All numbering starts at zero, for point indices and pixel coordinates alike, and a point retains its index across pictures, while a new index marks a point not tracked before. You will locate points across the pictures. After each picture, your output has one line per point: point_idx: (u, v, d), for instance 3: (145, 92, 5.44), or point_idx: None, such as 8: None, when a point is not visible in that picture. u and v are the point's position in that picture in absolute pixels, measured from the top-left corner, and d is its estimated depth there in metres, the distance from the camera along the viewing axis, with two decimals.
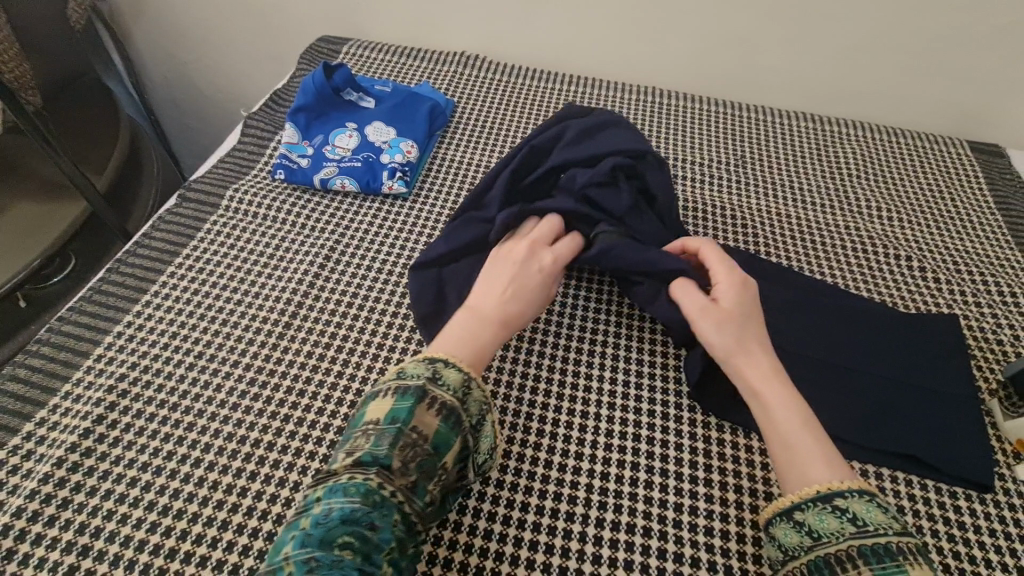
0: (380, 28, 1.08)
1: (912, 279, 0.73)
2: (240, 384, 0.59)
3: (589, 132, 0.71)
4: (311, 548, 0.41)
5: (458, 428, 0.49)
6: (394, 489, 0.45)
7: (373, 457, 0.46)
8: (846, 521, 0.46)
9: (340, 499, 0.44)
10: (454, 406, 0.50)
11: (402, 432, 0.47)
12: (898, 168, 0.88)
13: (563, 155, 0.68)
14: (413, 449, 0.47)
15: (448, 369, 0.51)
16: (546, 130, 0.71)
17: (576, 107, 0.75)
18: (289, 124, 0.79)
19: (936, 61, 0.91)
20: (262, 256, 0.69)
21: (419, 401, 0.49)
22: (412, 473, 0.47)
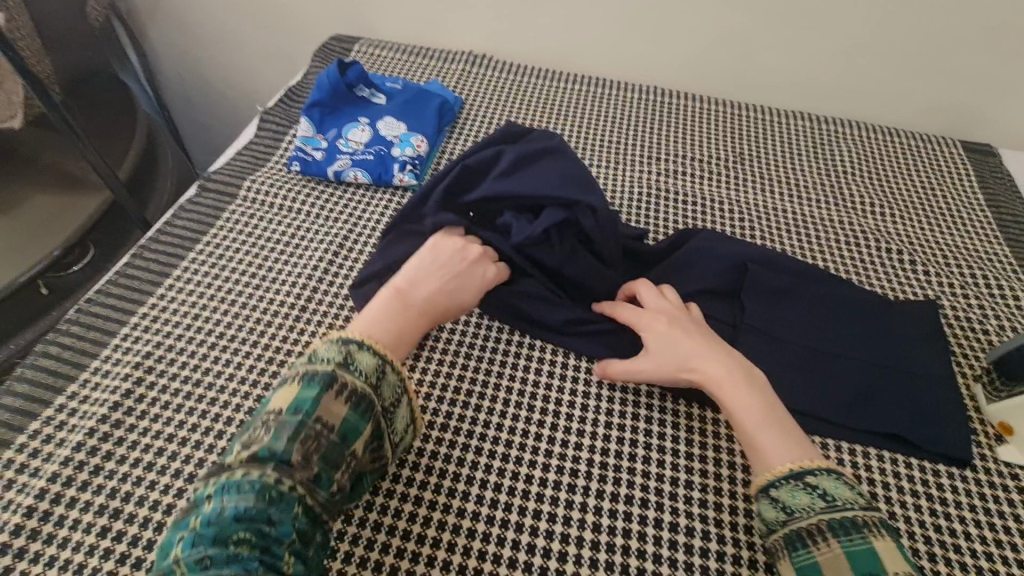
0: (390, 28, 1.11)
1: (901, 270, 0.76)
2: (260, 363, 0.62)
3: (525, 160, 0.67)
4: (204, 547, 0.39)
5: (368, 414, 0.48)
6: (293, 484, 0.43)
7: (270, 451, 0.43)
8: (816, 497, 0.48)
9: (233, 498, 0.41)
10: (363, 391, 0.48)
11: (304, 424, 0.45)
12: (891, 165, 0.91)
13: (499, 174, 0.66)
14: (318, 440, 0.45)
15: (362, 353, 0.50)
16: (487, 147, 0.69)
17: (517, 126, 0.71)
18: (304, 118, 0.83)
19: (929, 62, 0.94)
20: (279, 243, 0.73)
21: (327, 388, 0.47)
22: (316, 466, 0.44)
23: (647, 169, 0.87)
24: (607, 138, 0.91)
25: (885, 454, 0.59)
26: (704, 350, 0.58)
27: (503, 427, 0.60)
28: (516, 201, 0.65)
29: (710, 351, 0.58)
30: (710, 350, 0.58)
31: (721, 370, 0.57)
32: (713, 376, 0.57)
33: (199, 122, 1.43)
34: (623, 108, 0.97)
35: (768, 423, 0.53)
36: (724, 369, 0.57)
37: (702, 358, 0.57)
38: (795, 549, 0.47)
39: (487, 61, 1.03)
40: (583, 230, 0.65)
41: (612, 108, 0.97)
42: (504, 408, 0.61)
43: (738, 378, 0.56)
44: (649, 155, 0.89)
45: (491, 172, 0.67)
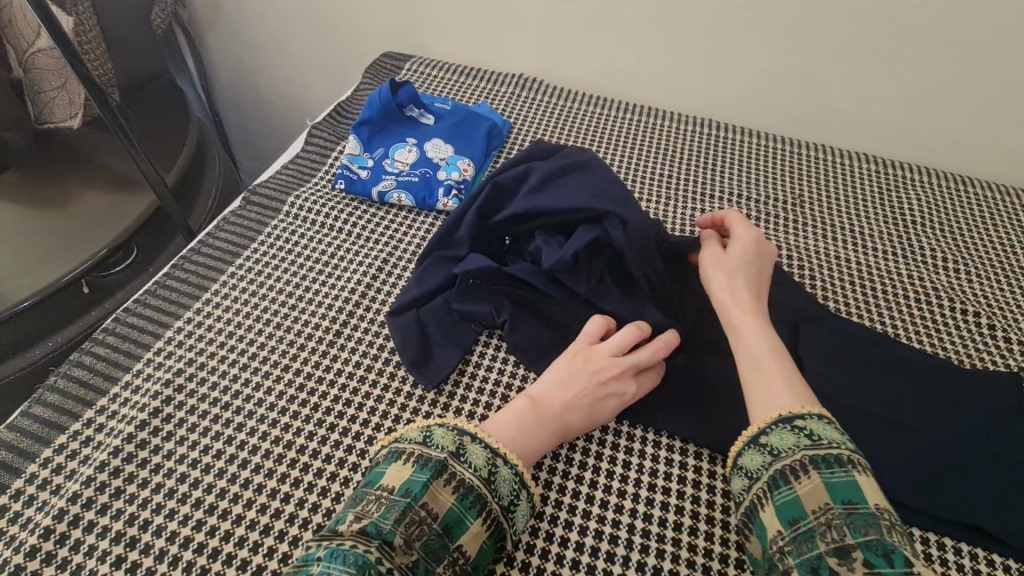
0: (443, 48, 1.11)
1: (978, 334, 0.69)
2: (290, 388, 0.59)
3: (557, 176, 0.65)
4: None
5: (476, 509, 0.47)
6: (392, 567, 0.42)
7: (378, 527, 0.43)
8: (802, 436, 0.48)
9: (338, 568, 0.40)
10: (472, 482, 0.48)
11: (411, 507, 0.45)
12: (966, 218, 0.84)
13: (530, 192, 0.63)
14: (420, 527, 0.45)
15: (473, 445, 0.50)
16: (514, 165, 0.67)
17: (545, 144, 0.69)
18: (352, 136, 0.81)
19: (1013, 111, 0.88)
20: (318, 263, 0.71)
21: (437, 475, 0.47)
22: (416, 552, 0.44)
23: (699, 206, 0.83)
24: (657, 171, 0.88)
25: (959, 544, 0.53)
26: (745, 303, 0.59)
27: (540, 479, 0.56)
28: (545, 223, 0.63)
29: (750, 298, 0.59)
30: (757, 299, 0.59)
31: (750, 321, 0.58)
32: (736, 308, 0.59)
33: (245, 130, 1.44)
34: (676, 141, 0.93)
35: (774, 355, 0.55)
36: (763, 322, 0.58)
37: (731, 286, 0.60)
38: (778, 485, 0.46)
39: (536, 86, 1.01)
40: (615, 250, 0.61)
41: (666, 140, 0.93)
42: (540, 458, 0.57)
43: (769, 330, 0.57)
44: (702, 192, 0.85)
45: (521, 189, 0.65)
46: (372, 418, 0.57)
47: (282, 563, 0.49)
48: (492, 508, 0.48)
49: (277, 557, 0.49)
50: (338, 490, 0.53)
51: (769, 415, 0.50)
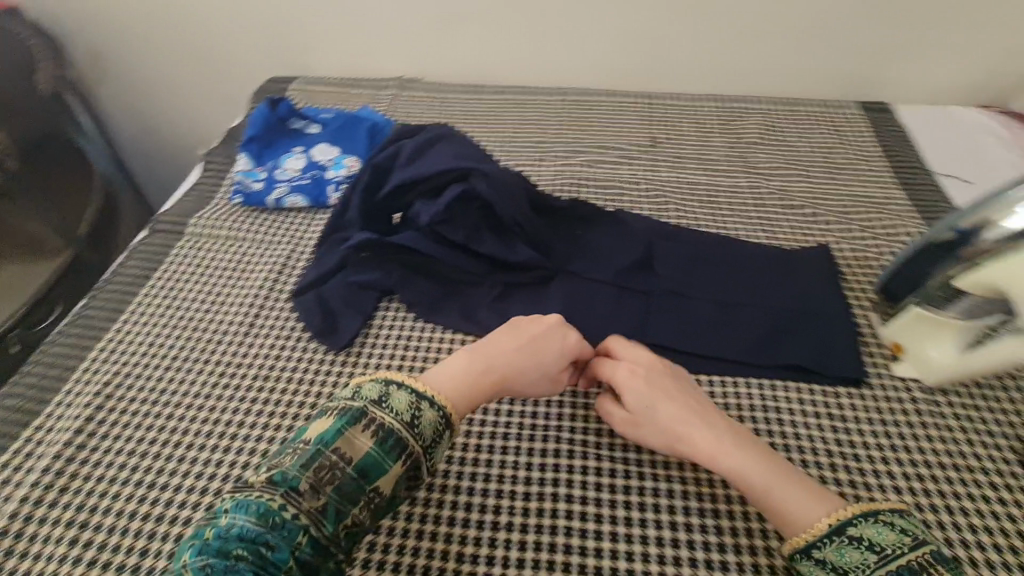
0: (326, 66, 1.19)
1: (803, 222, 0.82)
2: (215, 376, 0.67)
3: (425, 150, 0.72)
4: (207, 555, 0.40)
5: (394, 453, 0.46)
6: (298, 513, 0.43)
7: (284, 475, 0.44)
8: (867, 552, 0.43)
9: (242, 516, 0.42)
10: (391, 425, 0.47)
11: (320, 454, 0.45)
12: (793, 132, 0.98)
13: (403, 165, 0.71)
14: (331, 472, 0.45)
15: (397, 393, 0.49)
16: (388, 147, 0.74)
17: (413, 125, 0.77)
18: (242, 154, 0.88)
19: (816, 36, 1.03)
20: (226, 269, 0.77)
21: (355, 422, 0.47)
22: (326, 497, 0.44)
23: (568, 161, 0.94)
24: (530, 140, 0.98)
25: (791, 383, 0.64)
26: (683, 412, 0.54)
27: None
28: (420, 192, 0.71)
29: (675, 407, 0.55)
30: (699, 415, 0.54)
31: (699, 424, 0.53)
32: (702, 444, 0.52)
33: (157, 177, 1.48)
34: (544, 111, 1.04)
35: (775, 476, 0.50)
36: (702, 411, 0.55)
37: (685, 427, 0.53)
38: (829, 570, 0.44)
39: (415, 86, 1.11)
40: (484, 201, 0.70)
41: (535, 112, 1.04)
42: None
43: (741, 442, 0.52)
44: (570, 150, 0.96)
45: (395, 167, 0.72)
46: (289, 386, 0.65)
47: None
48: (414, 451, 0.47)
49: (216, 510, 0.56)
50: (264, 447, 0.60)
51: (816, 527, 0.46)
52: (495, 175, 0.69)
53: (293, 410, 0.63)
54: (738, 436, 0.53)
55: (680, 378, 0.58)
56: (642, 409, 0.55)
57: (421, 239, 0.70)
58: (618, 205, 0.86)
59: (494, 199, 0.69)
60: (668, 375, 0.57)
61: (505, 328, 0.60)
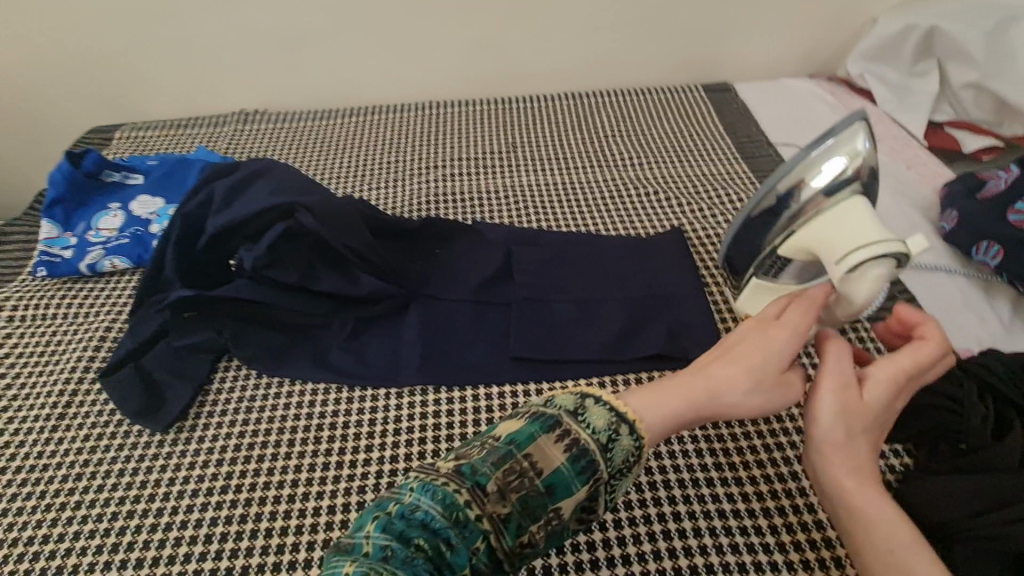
0: (157, 109, 1.09)
1: (658, 208, 0.83)
2: (17, 485, 0.57)
3: (241, 190, 0.65)
4: (389, 536, 0.36)
5: (586, 474, 0.39)
6: (480, 514, 0.37)
7: (472, 468, 0.39)
8: None
9: (428, 503, 0.37)
10: (589, 444, 0.39)
11: (513, 454, 0.39)
12: (643, 121, 1.00)
13: (218, 209, 0.64)
14: (520, 479, 0.38)
15: (596, 406, 0.41)
16: (197, 191, 0.66)
17: (226, 163, 0.69)
18: (46, 221, 0.77)
19: (650, 28, 1.06)
20: (30, 355, 0.67)
21: (549, 429, 0.39)
22: (511, 504, 0.38)
23: (424, 178, 0.91)
24: (384, 161, 0.94)
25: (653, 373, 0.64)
26: (848, 434, 0.45)
27: (291, 469, 0.58)
28: (242, 236, 0.64)
29: (862, 423, 0.45)
30: (866, 438, 0.45)
31: (864, 446, 0.45)
32: (852, 466, 0.44)
33: None
34: (397, 129, 1.00)
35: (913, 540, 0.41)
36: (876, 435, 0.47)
37: (857, 449, 0.45)
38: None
39: (258, 118, 1.04)
40: (315, 235, 0.65)
41: (387, 130, 1.00)
42: (290, 447, 0.59)
43: (874, 479, 0.44)
44: (426, 166, 0.93)
45: (209, 213, 0.65)
46: (112, 479, 0.57)
47: None
48: (604, 479, 0.39)
49: None
50: (77, 562, 0.52)
51: None
52: (321, 207, 0.64)
53: (116, 508, 0.55)
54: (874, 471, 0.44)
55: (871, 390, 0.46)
56: (854, 408, 0.45)
57: (249, 287, 0.64)
58: (477, 217, 0.84)
59: (325, 232, 0.64)
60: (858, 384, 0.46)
61: (782, 305, 0.50)
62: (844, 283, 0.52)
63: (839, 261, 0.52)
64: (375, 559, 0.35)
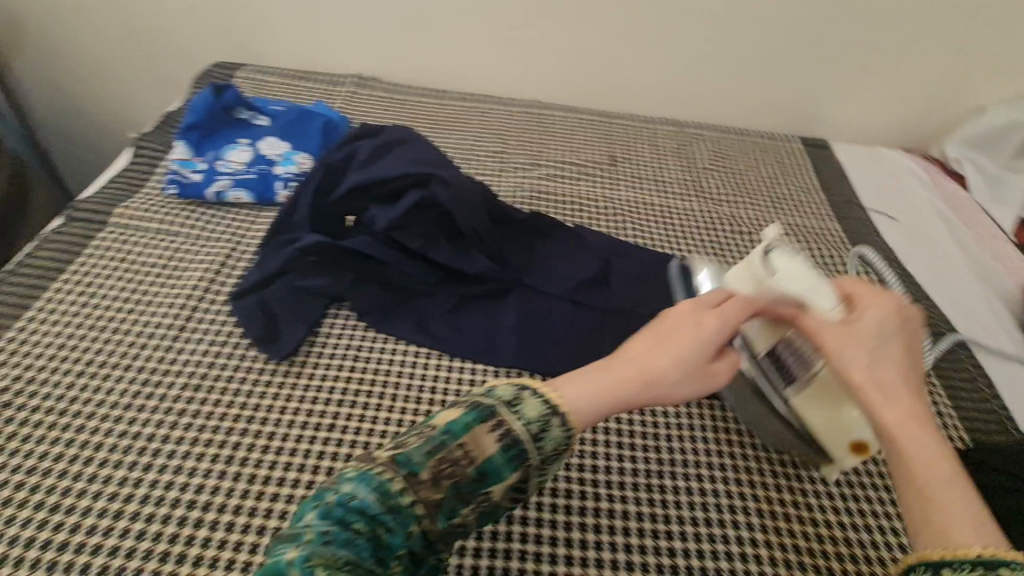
0: (275, 55, 1.11)
1: (752, 249, 0.86)
2: (132, 385, 0.59)
3: (384, 152, 0.70)
4: (331, 522, 0.35)
5: (518, 462, 0.39)
6: (417, 502, 0.37)
7: (409, 457, 0.37)
8: None
9: (365, 492, 0.36)
10: (520, 435, 0.39)
11: (448, 445, 0.38)
12: (742, 161, 1.03)
13: (360, 166, 0.69)
14: (451, 467, 0.38)
15: (530, 398, 0.40)
16: (343, 147, 0.71)
17: (371, 126, 0.74)
18: (179, 142, 0.81)
19: (767, 71, 1.08)
20: (154, 266, 0.70)
21: (483, 420, 0.39)
22: (446, 491, 0.37)
23: (530, 173, 0.93)
24: (493, 148, 0.97)
25: None
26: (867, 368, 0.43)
27: (392, 420, 0.60)
28: (378, 194, 0.68)
29: (888, 365, 0.42)
30: (900, 378, 0.41)
31: (886, 395, 0.41)
32: (875, 405, 0.41)
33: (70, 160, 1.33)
34: (507, 120, 1.03)
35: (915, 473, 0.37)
36: (887, 380, 0.41)
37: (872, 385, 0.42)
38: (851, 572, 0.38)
39: (374, 86, 1.05)
40: (444, 209, 0.68)
41: (497, 119, 1.03)
42: (391, 402, 0.61)
43: (916, 420, 0.39)
44: (533, 162, 0.95)
45: (352, 168, 0.69)
46: (223, 397, 0.59)
47: (130, 539, 0.49)
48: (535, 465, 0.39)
49: (123, 535, 0.49)
50: (188, 466, 0.54)
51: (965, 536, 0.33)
52: (455, 183, 0.68)
53: (225, 423, 0.57)
54: (909, 412, 0.40)
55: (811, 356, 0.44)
56: (841, 360, 0.43)
57: (374, 245, 0.67)
58: (579, 221, 0.87)
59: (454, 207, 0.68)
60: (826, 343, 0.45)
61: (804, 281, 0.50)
62: (787, 285, 0.49)
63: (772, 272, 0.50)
64: (316, 544, 0.34)
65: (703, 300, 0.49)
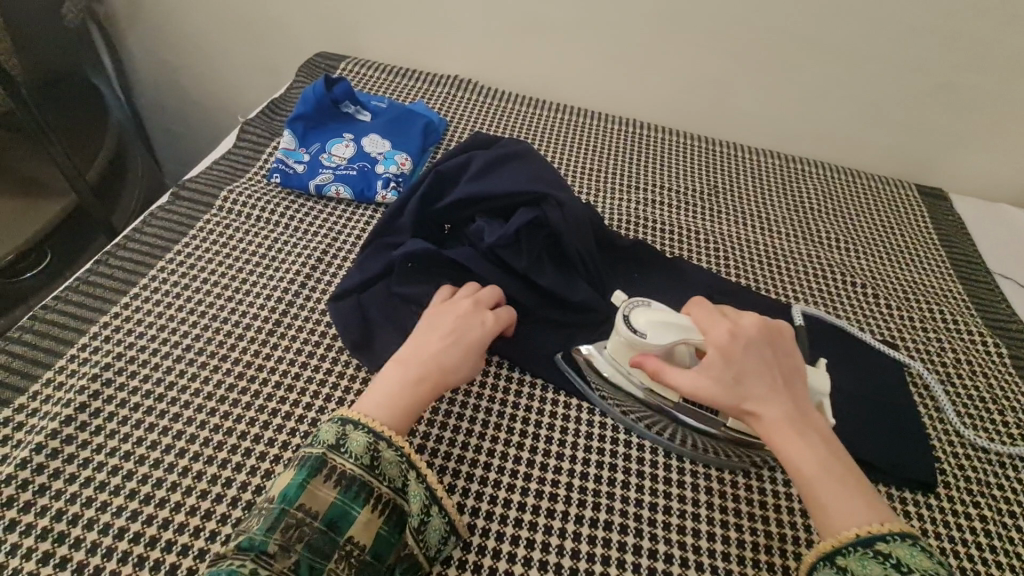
0: (375, 49, 1.10)
1: (866, 303, 0.79)
2: (229, 378, 0.59)
3: (497, 165, 0.68)
4: None
5: (361, 498, 0.47)
6: (270, 575, 0.43)
7: (251, 541, 0.44)
8: (890, 568, 0.43)
9: None
10: (353, 472, 0.48)
11: (286, 512, 0.46)
12: (854, 205, 0.96)
13: (471, 177, 0.67)
14: (299, 530, 0.45)
15: (356, 433, 0.49)
16: (456, 155, 0.70)
17: (484, 136, 0.73)
18: (287, 131, 0.82)
19: (893, 113, 0.99)
20: (254, 255, 0.70)
21: (315, 473, 0.47)
22: (297, 553, 0.45)
23: (627, 197, 0.89)
24: (590, 167, 0.93)
25: None
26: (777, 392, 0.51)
27: (483, 450, 0.59)
28: (486, 205, 0.66)
29: (765, 381, 0.51)
30: (773, 392, 0.51)
31: (771, 410, 0.50)
32: (769, 425, 0.50)
33: (168, 130, 1.38)
34: (604, 138, 0.99)
35: (834, 481, 0.48)
36: (769, 392, 0.51)
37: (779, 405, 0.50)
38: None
39: (471, 88, 1.03)
40: (553, 230, 0.65)
41: (594, 137, 0.99)
42: (483, 430, 0.60)
43: (799, 427, 0.50)
44: (631, 185, 0.91)
45: (462, 177, 0.68)
46: (316, 401, 0.58)
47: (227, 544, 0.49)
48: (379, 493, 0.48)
49: (220, 540, 0.49)
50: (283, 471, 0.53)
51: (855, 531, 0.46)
52: (567, 203, 0.65)
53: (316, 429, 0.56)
54: (792, 421, 0.50)
55: (741, 377, 0.51)
56: (732, 389, 0.51)
57: (478, 260, 0.64)
58: (679, 253, 0.82)
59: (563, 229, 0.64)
60: (750, 373, 0.51)
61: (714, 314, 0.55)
62: (665, 339, 0.53)
63: (637, 330, 0.55)
64: None
65: (461, 304, 0.59)
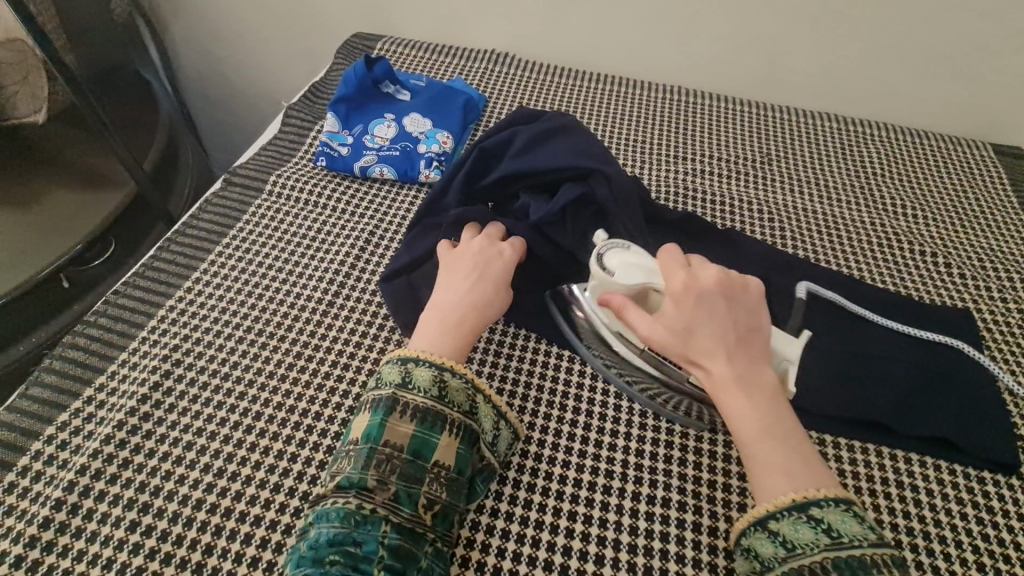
0: (412, 28, 1.09)
1: (936, 273, 0.75)
2: (287, 357, 0.61)
3: (541, 139, 0.67)
4: (304, 567, 0.42)
5: (440, 427, 0.50)
6: (374, 506, 0.46)
7: (349, 479, 0.47)
8: (820, 533, 0.43)
9: (323, 525, 0.45)
10: (425, 406, 0.50)
11: (374, 451, 0.48)
12: (923, 169, 0.89)
13: (516, 153, 0.66)
14: (387, 463, 0.48)
15: (419, 369, 0.51)
16: (499, 131, 0.69)
17: (527, 110, 0.71)
18: (330, 114, 0.82)
19: (968, 67, 0.91)
20: (305, 238, 0.71)
21: (390, 412, 0.50)
22: (395, 485, 0.47)
23: (675, 168, 0.86)
24: (634, 139, 0.90)
25: (926, 460, 0.58)
26: (729, 349, 0.49)
27: (536, 427, 0.58)
28: (531, 180, 0.65)
29: (718, 337, 0.49)
30: (724, 347, 0.49)
31: (722, 365, 0.48)
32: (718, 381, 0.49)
33: (214, 119, 1.42)
34: (650, 108, 0.95)
35: (772, 442, 0.46)
36: (723, 346, 0.49)
37: (726, 362, 0.49)
38: None
39: (510, 61, 1.01)
40: (600, 205, 0.64)
41: (640, 106, 0.96)
42: (534, 407, 0.59)
43: (747, 385, 0.48)
44: (678, 155, 0.88)
45: (506, 153, 0.67)
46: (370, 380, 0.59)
47: (296, 517, 0.51)
48: (455, 419, 0.51)
49: (289, 512, 0.51)
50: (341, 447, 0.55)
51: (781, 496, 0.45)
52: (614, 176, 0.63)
53: None
54: (741, 378, 0.48)
55: (693, 329, 0.50)
56: (683, 341, 0.50)
57: (524, 235, 0.63)
58: (731, 224, 0.79)
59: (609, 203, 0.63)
60: (702, 325, 0.49)
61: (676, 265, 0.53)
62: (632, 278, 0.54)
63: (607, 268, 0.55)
64: None
65: (475, 244, 0.61)
